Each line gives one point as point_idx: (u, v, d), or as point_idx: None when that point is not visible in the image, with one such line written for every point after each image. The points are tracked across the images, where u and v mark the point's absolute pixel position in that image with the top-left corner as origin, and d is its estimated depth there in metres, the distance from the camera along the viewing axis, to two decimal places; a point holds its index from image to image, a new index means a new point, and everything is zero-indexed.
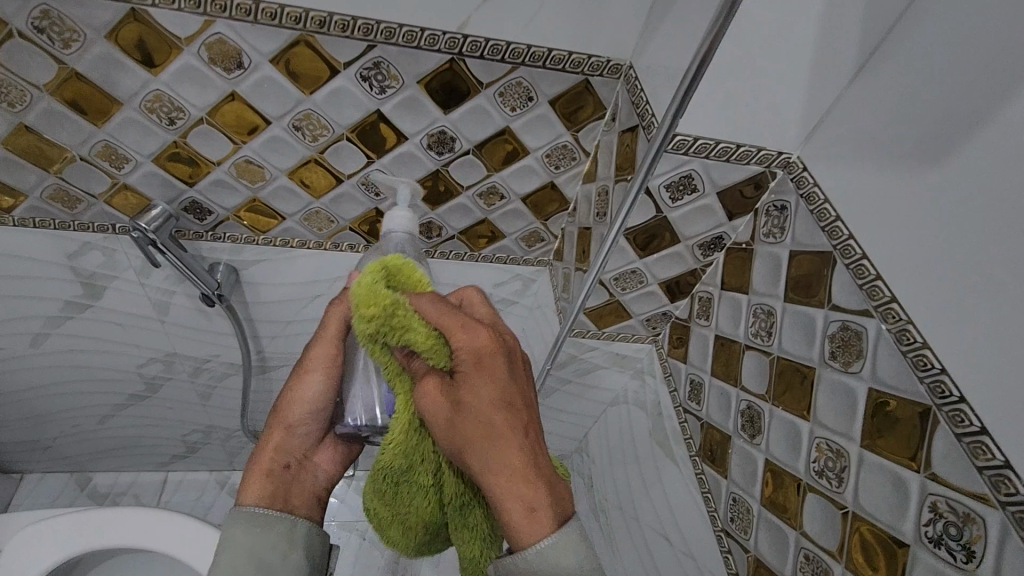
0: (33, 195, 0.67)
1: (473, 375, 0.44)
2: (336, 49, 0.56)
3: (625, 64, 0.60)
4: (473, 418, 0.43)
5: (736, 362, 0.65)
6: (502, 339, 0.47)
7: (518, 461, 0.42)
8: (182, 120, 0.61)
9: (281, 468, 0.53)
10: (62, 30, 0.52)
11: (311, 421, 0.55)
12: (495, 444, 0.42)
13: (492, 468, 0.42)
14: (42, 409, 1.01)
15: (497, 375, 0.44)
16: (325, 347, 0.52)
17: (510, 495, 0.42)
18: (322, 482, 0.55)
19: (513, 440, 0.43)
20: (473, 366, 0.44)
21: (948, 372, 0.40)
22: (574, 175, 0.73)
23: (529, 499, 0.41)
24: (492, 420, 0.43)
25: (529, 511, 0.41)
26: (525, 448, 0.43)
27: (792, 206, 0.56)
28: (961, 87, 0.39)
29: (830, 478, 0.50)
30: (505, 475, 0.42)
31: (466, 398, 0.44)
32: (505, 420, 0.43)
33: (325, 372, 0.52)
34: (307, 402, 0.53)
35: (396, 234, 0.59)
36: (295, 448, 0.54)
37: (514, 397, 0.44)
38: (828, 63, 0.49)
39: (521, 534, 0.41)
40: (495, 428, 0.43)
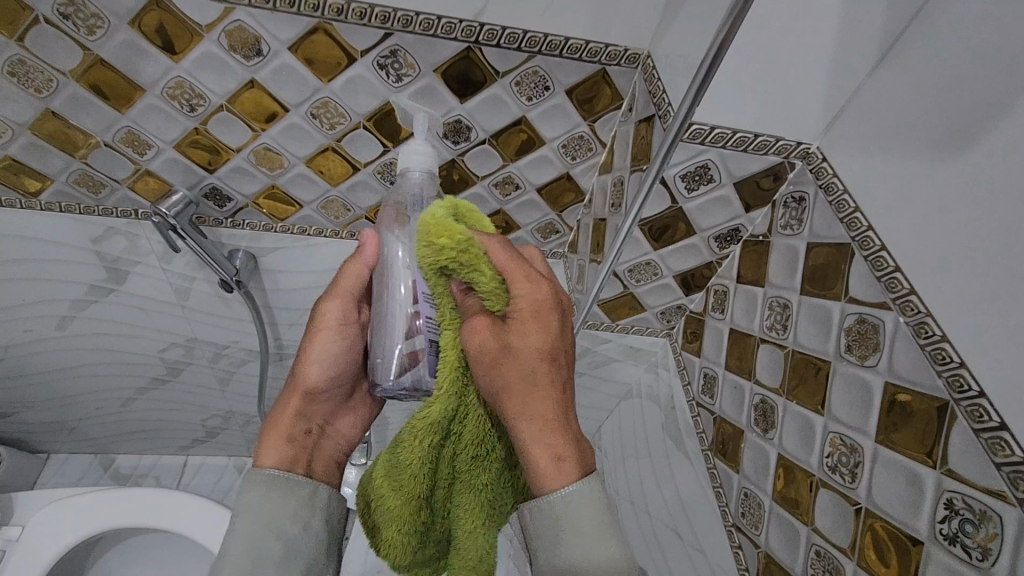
0: (60, 179, 0.68)
1: (529, 321, 0.44)
2: (353, 37, 0.56)
3: (643, 53, 0.60)
4: (524, 360, 0.43)
5: (750, 356, 0.64)
6: (556, 294, 0.47)
7: (552, 413, 0.43)
8: (202, 107, 0.62)
9: (302, 433, 0.52)
10: (86, 16, 0.53)
11: (329, 386, 0.55)
12: (536, 389, 0.43)
13: (527, 411, 0.43)
14: (68, 391, 1.04)
15: (552, 327, 0.45)
16: (337, 311, 0.55)
17: (539, 440, 0.42)
18: (341, 448, 0.55)
19: (554, 390, 0.43)
20: (532, 313, 0.45)
21: (967, 366, 0.39)
22: (591, 165, 0.72)
23: (558, 448, 0.42)
24: (536, 368, 0.43)
25: (557, 460, 0.42)
26: (563, 400, 0.44)
27: (811, 197, 0.55)
28: (985, 76, 0.38)
29: (844, 473, 0.50)
30: (539, 420, 0.42)
31: (518, 342, 0.43)
32: (548, 372, 0.43)
33: (339, 334, 0.55)
34: (322, 365, 0.54)
35: (416, 174, 0.52)
36: (315, 414, 0.54)
37: (560, 348, 0.45)
38: (850, 53, 0.48)
39: (544, 481, 0.42)
40: (538, 375, 0.43)
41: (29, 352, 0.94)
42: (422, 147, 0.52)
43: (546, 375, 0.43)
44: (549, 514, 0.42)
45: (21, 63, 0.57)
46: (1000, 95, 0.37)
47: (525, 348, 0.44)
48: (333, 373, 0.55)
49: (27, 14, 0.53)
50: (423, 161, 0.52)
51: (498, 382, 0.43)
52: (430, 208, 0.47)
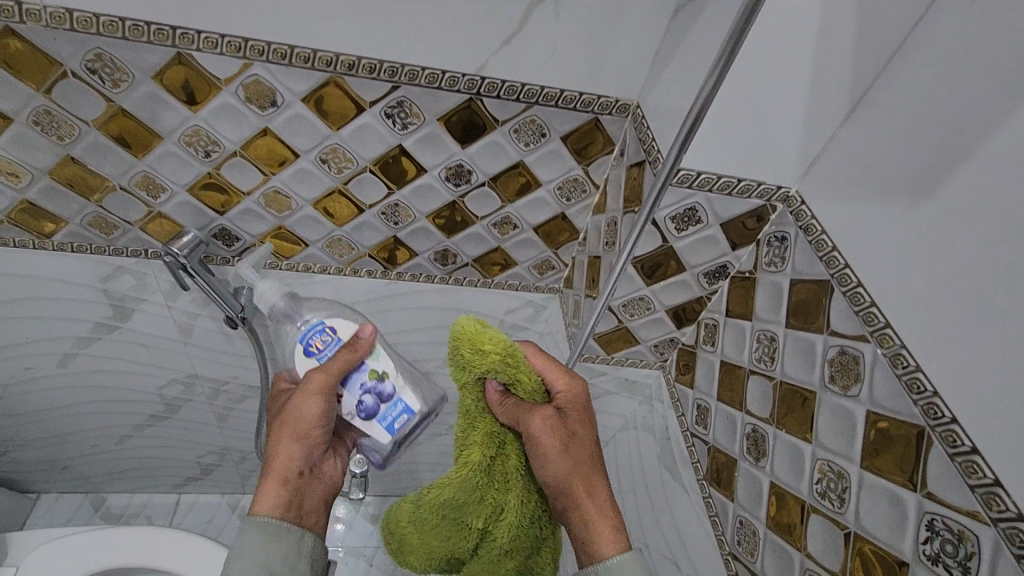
0: (73, 222, 0.71)
1: (575, 414, 0.54)
2: (363, 90, 0.60)
3: (632, 103, 0.64)
4: (580, 450, 0.53)
5: (740, 387, 0.67)
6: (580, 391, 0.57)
7: (603, 489, 0.53)
8: (217, 153, 0.65)
9: (293, 476, 0.57)
10: (113, 71, 0.57)
11: (315, 436, 0.58)
12: (590, 470, 0.53)
13: (587, 489, 0.53)
14: (63, 429, 1.04)
15: (590, 417, 0.55)
16: (323, 379, 0.55)
17: (600, 516, 0.52)
18: (328, 489, 0.60)
19: (600, 469, 0.54)
20: (575, 409, 0.54)
21: (940, 395, 0.42)
22: (585, 206, 0.76)
23: (613, 518, 0.52)
24: (590, 453, 0.54)
25: (613, 530, 0.51)
26: (603, 474, 0.54)
27: (791, 237, 0.59)
28: (943, 129, 0.43)
29: (833, 499, 0.52)
30: (596, 494, 0.53)
31: (573, 434, 0.53)
32: (596, 455, 0.54)
33: (323, 399, 0.56)
34: (309, 420, 0.57)
35: (281, 301, 0.72)
36: (305, 458, 0.58)
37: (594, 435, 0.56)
38: (822, 107, 0.52)
39: (601, 551, 0.50)
40: (590, 458, 0.54)
41: (28, 389, 0.94)
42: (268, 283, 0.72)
43: (593, 457, 0.54)
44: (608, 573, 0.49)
45: (47, 113, 0.60)
46: (958, 146, 0.42)
47: (580, 436, 0.54)
48: (320, 426, 0.57)
49: (56, 68, 0.56)
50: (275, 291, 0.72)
51: (565, 471, 0.53)
52: (457, 321, 0.53)
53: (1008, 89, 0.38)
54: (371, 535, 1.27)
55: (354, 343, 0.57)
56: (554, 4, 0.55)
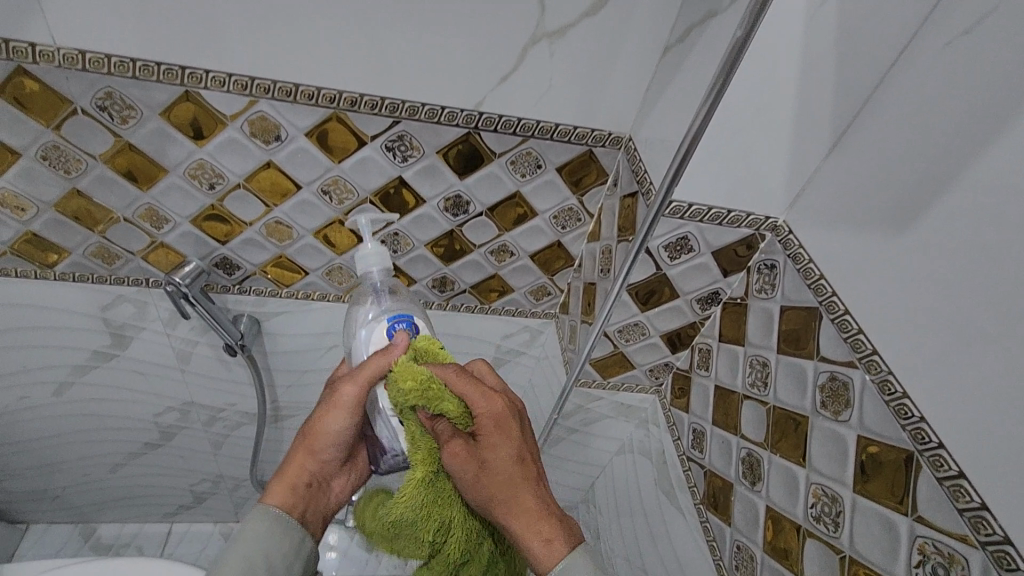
0: (76, 252, 0.72)
1: (496, 438, 0.50)
2: (365, 125, 0.62)
3: (625, 136, 0.67)
4: (500, 470, 0.50)
5: (734, 412, 0.68)
6: (513, 406, 0.54)
7: (533, 504, 0.49)
8: (221, 186, 0.67)
9: (304, 485, 0.55)
10: (121, 108, 0.58)
11: (334, 451, 0.56)
12: (513, 492, 0.49)
13: (511, 510, 0.49)
14: (55, 457, 1.03)
15: (515, 438, 0.51)
16: (352, 393, 0.52)
17: (532, 532, 0.48)
18: (332, 504, 0.58)
19: (528, 484, 0.50)
20: (496, 430, 0.51)
21: (927, 420, 0.44)
22: (579, 234, 0.78)
23: (547, 532, 0.48)
24: (511, 474, 0.50)
25: (548, 540, 0.48)
26: (540, 496, 0.50)
27: (781, 265, 0.61)
28: (923, 165, 0.45)
29: (827, 523, 0.54)
30: (527, 517, 0.49)
31: (490, 458, 0.50)
32: (523, 473, 0.50)
33: (347, 416, 0.53)
34: (329, 435, 0.54)
35: (377, 273, 0.58)
36: (318, 470, 0.56)
37: (528, 454, 0.51)
38: (806, 141, 0.55)
39: (546, 562, 0.47)
40: (514, 480, 0.50)
41: (21, 418, 0.94)
42: (376, 247, 0.58)
43: (522, 479, 0.50)
44: None
45: (55, 148, 0.61)
46: (935, 183, 0.44)
47: (500, 459, 0.50)
48: (340, 443, 0.55)
49: (66, 106, 0.57)
50: (379, 260, 0.58)
51: (483, 493, 0.50)
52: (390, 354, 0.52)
53: (983, 129, 0.41)
54: (366, 563, 1.25)
55: (386, 351, 0.52)
56: (549, 44, 0.57)
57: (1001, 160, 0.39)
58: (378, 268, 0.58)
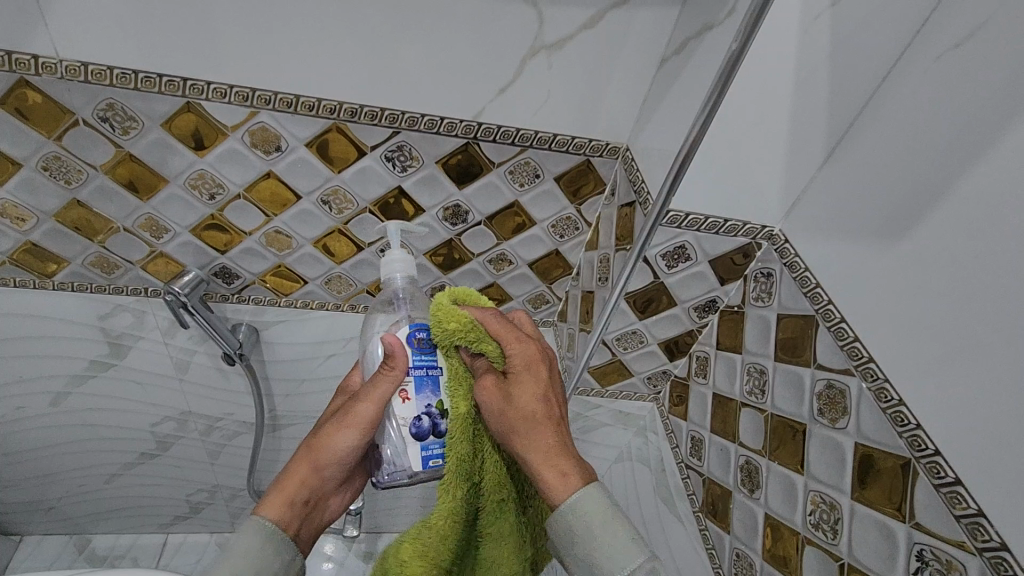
0: (75, 262, 0.72)
1: (524, 376, 0.51)
2: (366, 135, 0.63)
3: (622, 146, 0.67)
4: (524, 403, 0.49)
5: (732, 419, 0.68)
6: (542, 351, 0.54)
7: (553, 441, 0.48)
8: (221, 196, 0.67)
9: (303, 499, 0.53)
10: (123, 119, 0.59)
11: (339, 467, 0.54)
12: (534, 425, 0.48)
13: (529, 442, 0.48)
14: (50, 468, 1.02)
15: (542, 377, 0.51)
16: (365, 409, 0.51)
17: (547, 465, 0.47)
18: (325, 521, 0.56)
19: (551, 422, 0.49)
20: (525, 368, 0.51)
21: (923, 428, 0.45)
22: (577, 243, 0.79)
23: (564, 465, 0.47)
24: (534, 410, 0.49)
25: (563, 474, 0.46)
26: (561, 434, 0.49)
27: (777, 273, 0.62)
28: (916, 175, 0.46)
29: (826, 530, 0.54)
30: (544, 448, 0.47)
31: (517, 392, 0.50)
32: (547, 411, 0.49)
33: (358, 434, 0.52)
34: (337, 450, 0.53)
35: (399, 280, 0.55)
36: (319, 486, 0.54)
37: (553, 395, 0.51)
38: (801, 151, 0.56)
39: (559, 492, 0.45)
40: (536, 416, 0.49)
41: (16, 428, 0.93)
42: (404, 254, 0.55)
43: (544, 414, 0.49)
44: (566, 523, 0.44)
45: (56, 158, 0.61)
46: (928, 194, 0.45)
47: (524, 396, 0.50)
48: (346, 460, 0.53)
49: (67, 117, 0.58)
50: (406, 268, 0.55)
51: (504, 427, 0.49)
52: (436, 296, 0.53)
53: (974, 141, 0.42)
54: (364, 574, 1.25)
55: (393, 365, 0.50)
56: (547, 56, 0.58)
57: (992, 172, 0.40)
58: (402, 276, 0.55)
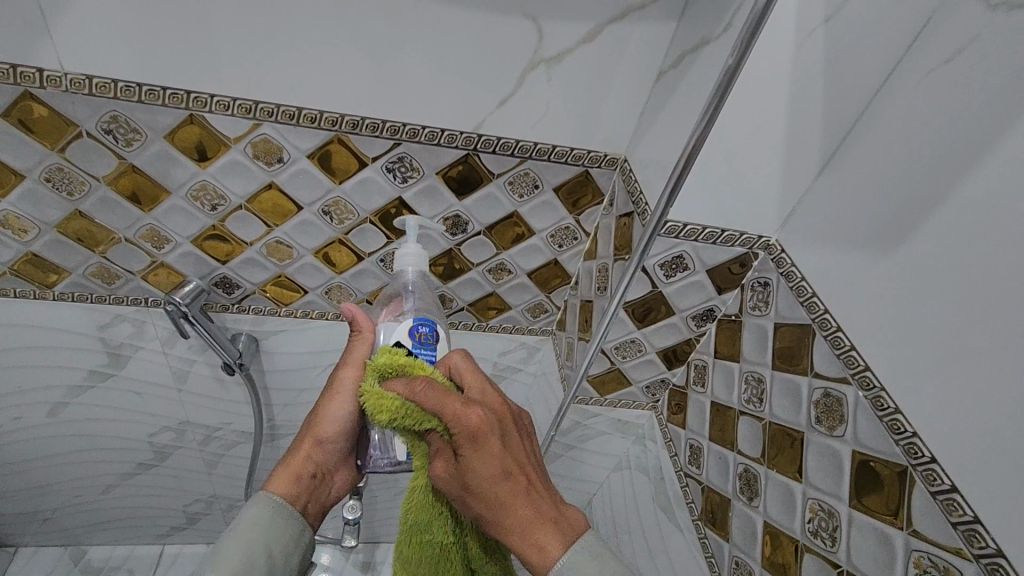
0: (76, 272, 0.72)
1: (473, 455, 0.45)
2: (367, 147, 0.63)
3: (620, 157, 0.68)
4: (483, 485, 0.45)
5: (731, 427, 0.69)
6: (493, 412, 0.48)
7: (524, 514, 0.45)
8: (223, 206, 0.68)
9: (308, 477, 0.57)
10: (126, 131, 0.59)
11: (338, 439, 0.59)
12: (498, 507, 0.45)
13: (501, 523, 0.45)
14: (47, 478, 1.02)
15: (494, 450, 0.45)
16: (350, 376, 0.58)
17: (523, 539, 0.45)
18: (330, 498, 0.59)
19: (517, 495, 0.45)
20: (472, 446, 0.45)
21: (920, 435, 0.45)
22: (576, 252, 0.79)
23: (541, 538, 0.44)
24: (493, 491, 0.45)
25: (539, 548, 0.44)
26: (532, 506, 0.45)
27: (774, 283, 0.62)
28: (909, 186, 0.47)
29: (825, 538, 0.54)
30: (519, 530, 0.45)
31: (472, 475, 0.45)
32: (509, 487, 0.45)
33: (350, 400, 0.58)
34: (333, 421, 0.58)
35: (410, 274, 0.61)
36: (322, 461, 0.58)
37: (513, 464, 0.46)
38: (797, 163, 0.57)
39: (542, 565, 0.44)
40: (498, 497, 0.45)
41: (13, 438, 0.93)
42: (416, 248, 0.61)
43: (507, 494, 0.45)
44: None
45: (59, 170, 0.62)
46: (921, 205, 0.46)
47: (481, 478, 0.45)
48: (343, 429, 0.59)
49: (71, 129, 0.58)
50: (417, 262, 0.61)
51: (471, 508, 0.47)
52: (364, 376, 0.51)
53: (965, 154, 0.43)
54: None
55: (358, 331, 0.59)
56: (546, 69, 0.59)
57: (984, 184, 0.41)
58: (413, 269, 0.61)
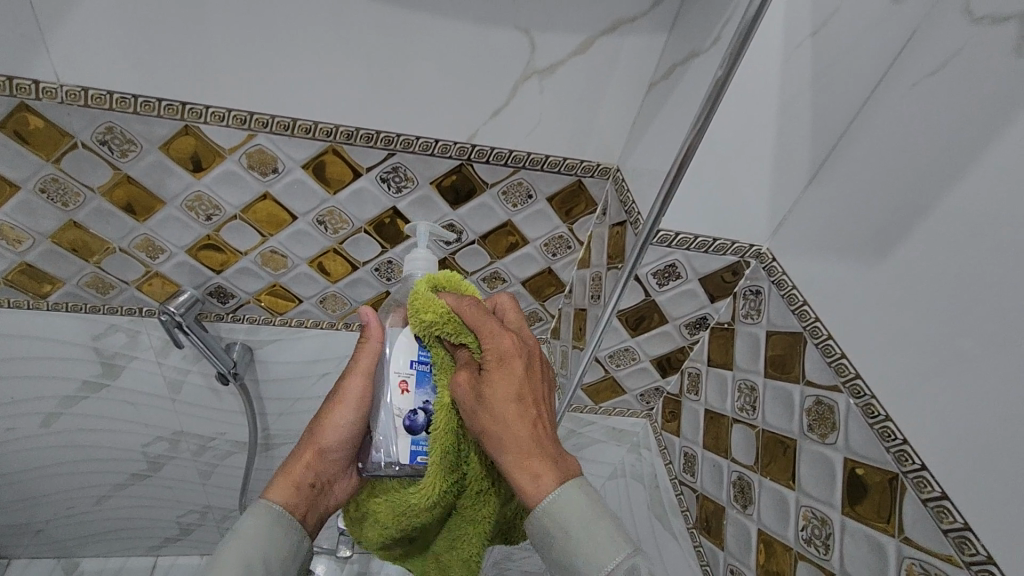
0: (70, 282, 0.72)
1: (496, 372, 0.50)
2: (361, 157, 0.64)
3: (612, 167, 0.69)
4: (497, 402, 0.48)
5: (724, 435, 0.69)
6: (524, 344, 0.53)
7: (526, 442, 0.47)
8: (218, 216, 0.68)
9: (308, 484, 0.55)
10: (121, 142, 0.59)
11: (342, 448, 0.58)
12: (505, 426, 0.47)
13: (501, 444, 0.47)
14: (38, 490, 1.01)
15: (515, 373, 0.50)
16: (356, 382, 0.56)
17: (519, 468, 0.46)
18: (329, 509, 0.57)
19: (524, 425, 0.48)
20: (497, 363, 0.50)
21: (910, 443, 0.45)
22: (570, 261, 0.80)
23: (536, 469, 0.46)
24: (504, 411, 0.48)
25: (534, 477, 0.46)
26: (536, 436, 0.48)
27: (766, 291, 0.63)
28: (896, 196, 0.48)
29: (818, 545, 0.54)
30: (516, 453, 0.47)
31: (489, 391, 0.49)
32: (519, 411, 0.48)
33: (356, 407, 0.57)
34: (338, 429, 0.57)
35: (420, 277, 0.59)
36: (324, 471, 0.57)
37: (528, 392, 0.49)
38: (786, 173, 0.58)
39: (531, 494, 0.45)
40: (506, 417, 0.48)
41: (5, 449, 0.92)
42: (426, 253, 0.59)
43: (515, 415, 0.48)
44: (539, 525, 0.44)
45: (55, 181, 0.62)
46: (908, 215, 0.47)
47: (495, 398, 0.49)
48: (348, 437, 0.57)
49: (67, 140, 0.58)
50: (427, 268, 0.59)
51: (477, 428, 0.49)
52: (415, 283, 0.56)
53: (951, 165, 0.43)
54: None
55: (365, 334, 0.56)
56: (540, 80, 0.60)
57: (969, 195, 0.42)
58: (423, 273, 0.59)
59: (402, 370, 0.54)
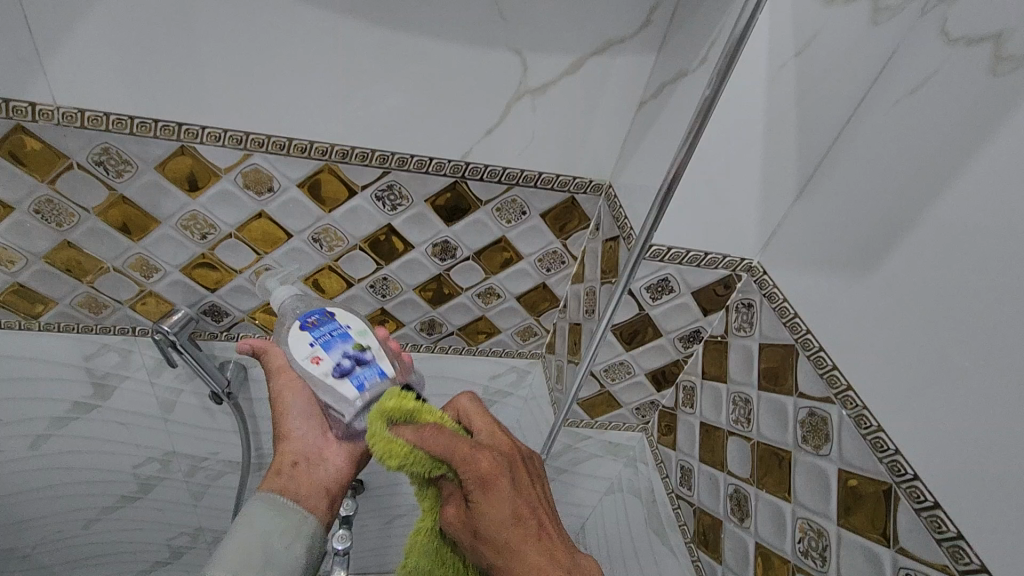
0: (63, 302, 0.72)
1: (485, 498, 0.46)
2: (356, 175, 0.64)
3: (605, 183, 0.70)
4: (496, 527, 0.46)
5: (719, 448, 0.69)
6: (501, 455, 0.49)
7: (538, 562, 0.45)
8: (213, 235, 0.68)
9: (293, 467, 0.60)
10: (117, 162, 0.60)
11: (304, 426, 0.62)
12: (511, 552, 0.45)
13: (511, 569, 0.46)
14: (26, 514, 0.99)
15: (505, 492, 0.46)
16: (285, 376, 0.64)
17: None
18: (333, 475, 0.61)
19: (528, 541, 0.46)
20: (483, 488, 0.46)
21: (902, 453, 0.46)
22: (563, 276, 0.80)
23: None
24: (504, 535, 0.46)
25: None
26: (543, 548, 0.46)
27: (757, 304, 0.64)
28: (882, 211, 0.49)
29: (815, 557, 0.55)
30: None
31: (483, 520, 0.46)
32: (519, 532, 0.46)
33: (294, 388, 0.63)
34: (292, 413, 0.63)
35: (287, 301, 0.67)
36: (303, 449, 0.61)
37: (523, 507, 0.47)
38: (774, 188, 0.59)
39: None
40: (508, 542, 0.46)
41: None
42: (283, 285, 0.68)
43: (520, 539, 0.45)
44: None
45: (49, 201, 0.62)
46: (893, 229, 0.48)
47: (492, 523, 0.46)
48: (305, 413, 0.63)
49: (63, 161, 0.59)
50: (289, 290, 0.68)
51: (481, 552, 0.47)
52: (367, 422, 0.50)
53: (932, 180, 0.45)
54: None
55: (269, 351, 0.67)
56: (532, 99, 0.61)
57: (952, 209, 0.43)
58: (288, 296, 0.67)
59: (305, 352, 0.55)
